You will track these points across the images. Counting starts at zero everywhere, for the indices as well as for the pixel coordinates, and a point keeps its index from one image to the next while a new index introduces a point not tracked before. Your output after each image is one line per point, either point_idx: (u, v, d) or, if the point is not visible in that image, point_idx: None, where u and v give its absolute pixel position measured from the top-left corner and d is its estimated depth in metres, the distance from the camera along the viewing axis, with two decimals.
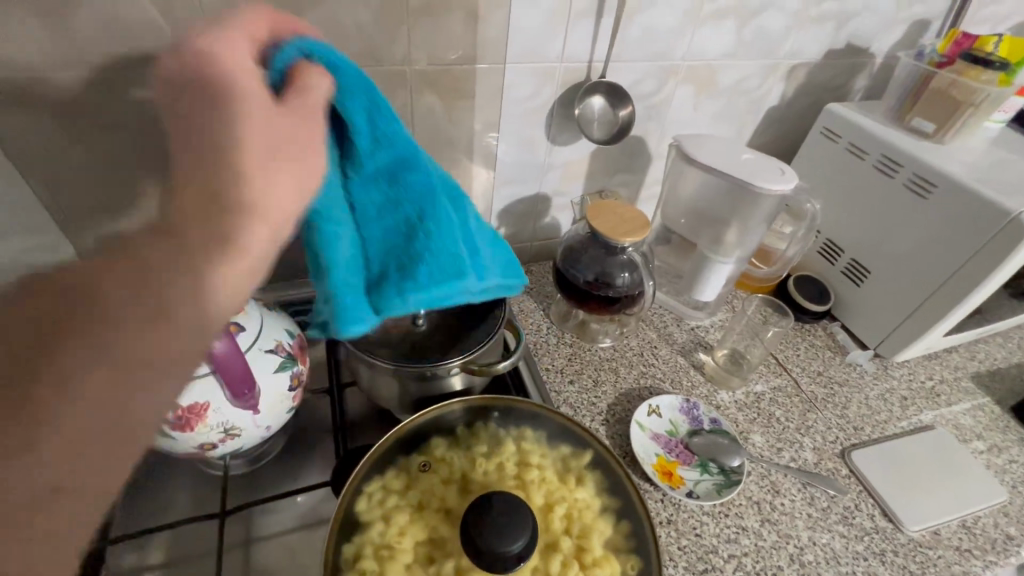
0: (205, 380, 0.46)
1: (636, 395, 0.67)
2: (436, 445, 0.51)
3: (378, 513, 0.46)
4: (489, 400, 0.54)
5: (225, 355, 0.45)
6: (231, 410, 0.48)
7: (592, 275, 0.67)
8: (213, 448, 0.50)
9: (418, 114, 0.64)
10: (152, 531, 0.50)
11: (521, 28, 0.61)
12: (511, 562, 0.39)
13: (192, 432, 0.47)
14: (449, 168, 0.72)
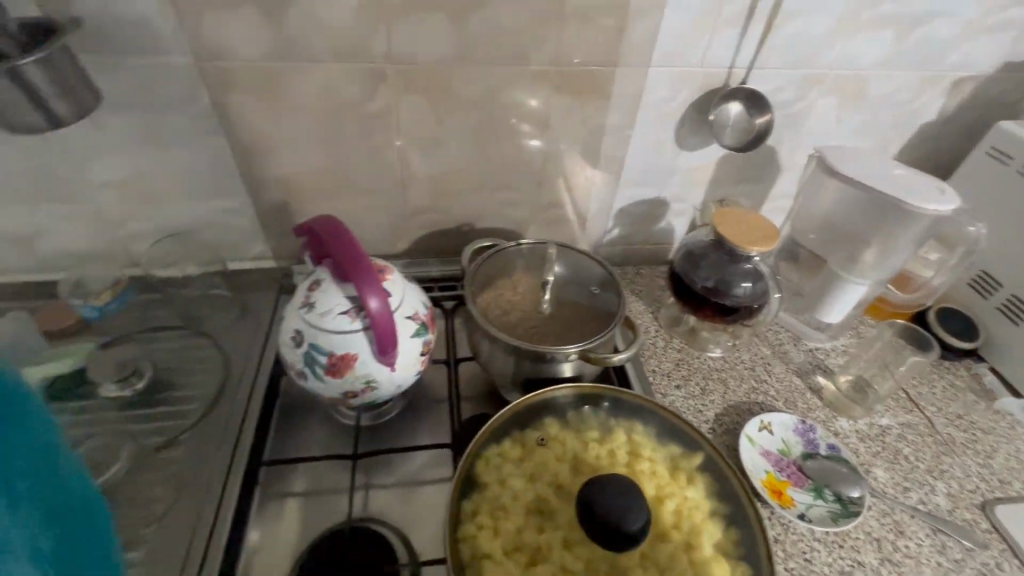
0: (357, 334, 0.52)
1: (746, 409, 0.65)
2: (549, 424, 0.53)
3: (494, 477, 0.49)
4: (601, 389, 0.56)
5: (377, 315, 0.49)
6: (375, 365, 0.54)
7: (711, 282, 0.67)
8: (353, 396, 0.56)
9: (553, 112, 0.68)
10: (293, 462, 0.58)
11: (666, 33, 0.62)
12: (626, 542, 0.40)
13: (341, 379, 0.54)
14: (574, 166, 0.74)
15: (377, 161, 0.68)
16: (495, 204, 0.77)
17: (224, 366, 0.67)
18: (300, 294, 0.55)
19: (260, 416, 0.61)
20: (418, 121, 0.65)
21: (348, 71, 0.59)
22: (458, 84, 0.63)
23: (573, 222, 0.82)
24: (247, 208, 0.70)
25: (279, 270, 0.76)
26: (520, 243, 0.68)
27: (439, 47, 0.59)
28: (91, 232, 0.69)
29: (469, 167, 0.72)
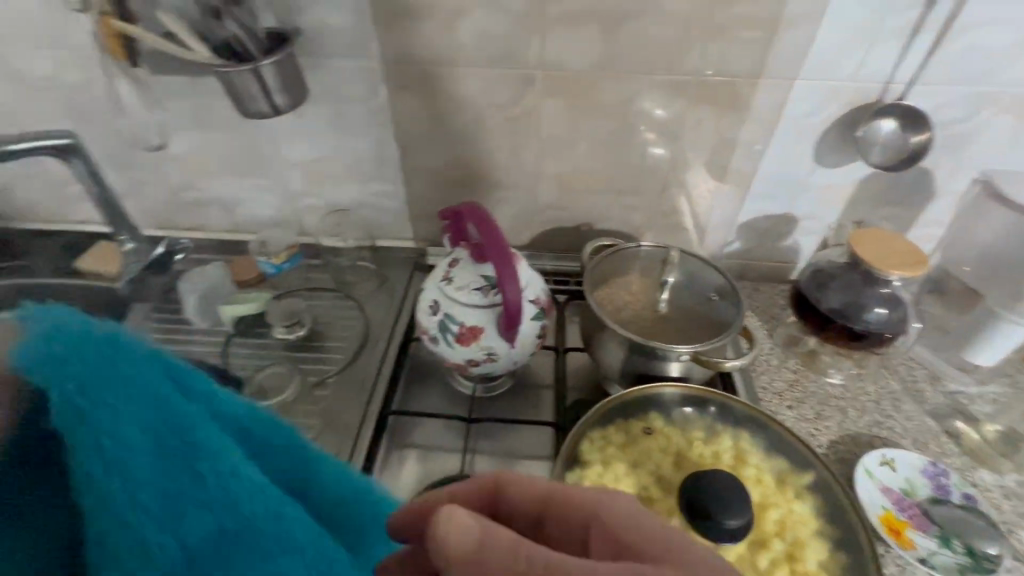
0: (487, 309, 0.59)
1: (865, 442, 0.62)
2: (654, 418, 0.55)
3: (597, 457, 0.52)
4: (707, 393, 0.56)
5: (510, 299, 0.55)
6: (497, 340, 0.60)
7: (839, 303, 0.64)
8: (475, 365, 0.62)
9: (688, 122, 0.70)
10: (417, 416, 0.65)
11: (819, 45, 0.62)
12: (724, 536, 0.43)
13: (467, 348, 0.60)
14: (701, 176, 0.75)
15: (514, 158, 0.75)
16: (617, 207, 0.80)
17: (365, 326, 0.77)
18: (441, 269, 0.63)
19: (393, 373, 0.70)
20: (558, 123, 0.71)
21: (504, 76, 0.66)
22: (600, 90, 0.67)
23: (692, 232, 0.82)
24: (398, 192, 0.80)
25: (415, 250, 0.86)
26: (641, 246, 0.71)
27: (587, 56, 0.64)
28: (277, 203, 0.83)
29: (597, 169, 0.76)
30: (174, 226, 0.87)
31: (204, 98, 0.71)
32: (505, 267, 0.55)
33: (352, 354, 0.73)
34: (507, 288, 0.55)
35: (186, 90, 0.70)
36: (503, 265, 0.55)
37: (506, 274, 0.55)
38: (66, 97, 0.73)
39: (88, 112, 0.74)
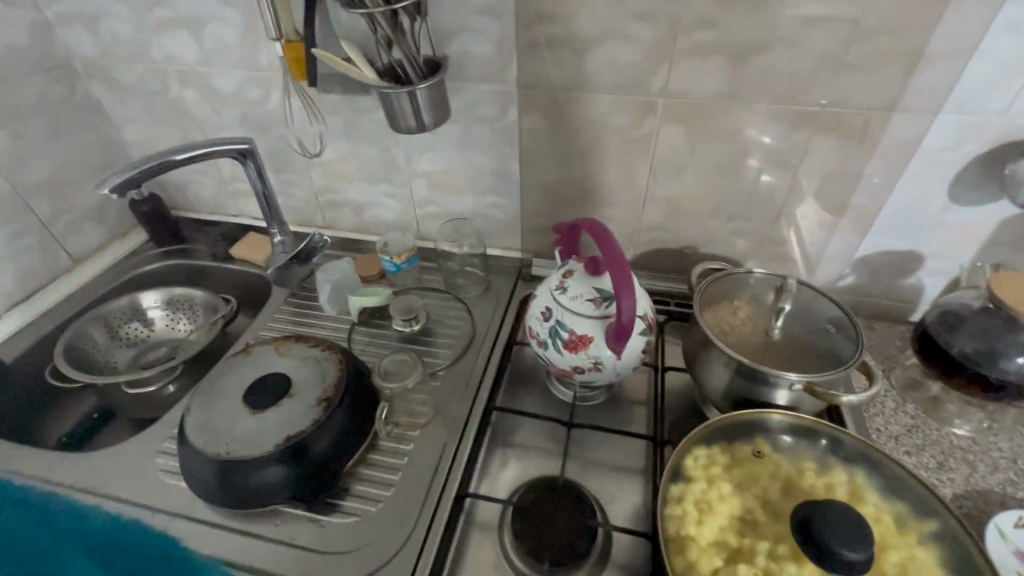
0: (597, 319, 0.62)
1: (996, 500, 0.57)
2: (761, 443, 0.55)
3: (701, 474, 0.53)
4: (819, 426, 0.56)
5: (624, 310, 0.58)
6: (605, 350, 0.63)
7: (973, 348, 0.61)
8: (579, 372, 0.65)
9: (809, 152, 0.70)
10: (518, 414, 0.69)
11: (965, 81, 0.60)
12: (843, 567, 0.42)
13: (575, 355, 0.64)
14: (818, 207, 0.74)
15: (627, 179, 0.78)
16: (724, 232, 0.80)
17: (471, 327, 0.83)
18: (555, 279, 0.67)
19: (498, 372, 0.75)
20: (674, 149, 0.73)
21: (627, 103, 0.70)
22: (719, 118, 0.69)
23: (802, 263, 0.81)
24: (512, 205, 0.86)
25: (520, 260, 0.91)
26: (751, 273, 0.71)
27: (711, 86, 0.66)
28: (401, 209, 0.92)
29: (708, 194, 0.77)
30: (311, 224, 0.99)
31: (355, 114, 0.81)
32: (622, 280, 0.58)
33: (460, 351, 0.79)
34: (621, 299, 0.58)
35: (342, 107, 0.81)
36: (620, 277, 0.58)
37: (622, 287, 0.58)
38: (244, 110, 0.86)
39: (259, 123, 0.87)
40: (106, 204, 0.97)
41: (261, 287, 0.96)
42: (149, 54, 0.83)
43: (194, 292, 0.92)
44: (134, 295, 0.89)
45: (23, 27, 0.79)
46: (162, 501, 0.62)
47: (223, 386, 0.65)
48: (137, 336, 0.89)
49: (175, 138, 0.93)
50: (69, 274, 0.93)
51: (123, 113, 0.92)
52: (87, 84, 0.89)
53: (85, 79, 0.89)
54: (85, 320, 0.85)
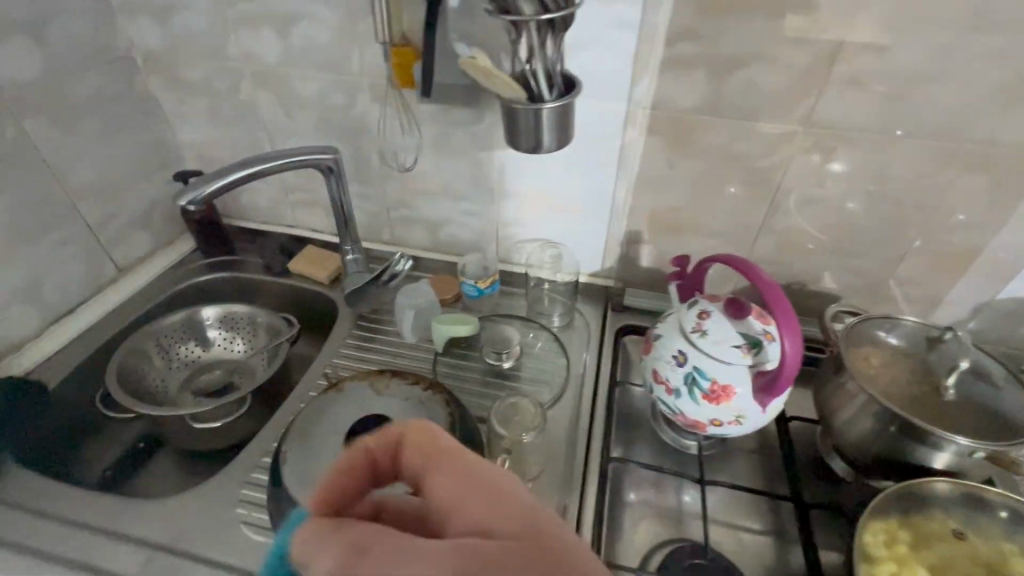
0: (745, 368, 0.56)
1: None
2: (936, 516, 0.51)
3: (884, 553, 0.47)
4: (1003, 496, 0.50)
5: (788, 363, 0.52)
6: (751, 402, 0.57)
7: None
8: (715, 425, 0.60)
9: (954, 192, 0.65)
10: (637, 465, 0.63)
11: None
12: None
13: (716, 406, 0.58)
14: (951, 248, 0.70)
15: (745, 209, 0.73)
16: (841, 269, 0.76)
17: (566, 361, 0.77)
18: (687, 320, 0.61)
19: (607, 415, 0.68)
20: (803, 181, 0.69)
21: (762, 130, 0.65)
22: (862, 151, 0.64)
23: (922, 303, 0.76)
24: (611, 231, 0.80)
25: (611, 288, 0.86)
26: (902, 321, 0.65)
27: (861, 117, 0.62)
28: (483, 229, 0.86)
29: (831, 230, 0.72)
30: (380, 239, 0.92)
31: (449, 128, 0.75)
32: (788, 328, 0.52)
33: (560, 389, 0.73)
34: (786, 350, 0.52)
35: (436, 118, 0.74)
36: (785, 324, 0.52)
37: (788, 337, 0.52)
38: (324, 116, 0.79)
39: (337, 131, 0.80)
40: (155, 210, 0.88)
41: (325, 306, 0.89)
42: (224, 50, 0.76)
43: (253, 312, 0.83)
44: (189, 311, 0.81)
45: (87, 14, 0.72)
46: (252, 560, 0.55)
47: (323, 428, 0.58)
48: (192, 357, 0.81)
49: (238, 143, 0.86)
50: (113, 286, 0.84)
51: (182, 112, 0.84)
52: (147, 79, 0.81)
53: (144, 74, 0.81)
54: (136, 340, 0.77)
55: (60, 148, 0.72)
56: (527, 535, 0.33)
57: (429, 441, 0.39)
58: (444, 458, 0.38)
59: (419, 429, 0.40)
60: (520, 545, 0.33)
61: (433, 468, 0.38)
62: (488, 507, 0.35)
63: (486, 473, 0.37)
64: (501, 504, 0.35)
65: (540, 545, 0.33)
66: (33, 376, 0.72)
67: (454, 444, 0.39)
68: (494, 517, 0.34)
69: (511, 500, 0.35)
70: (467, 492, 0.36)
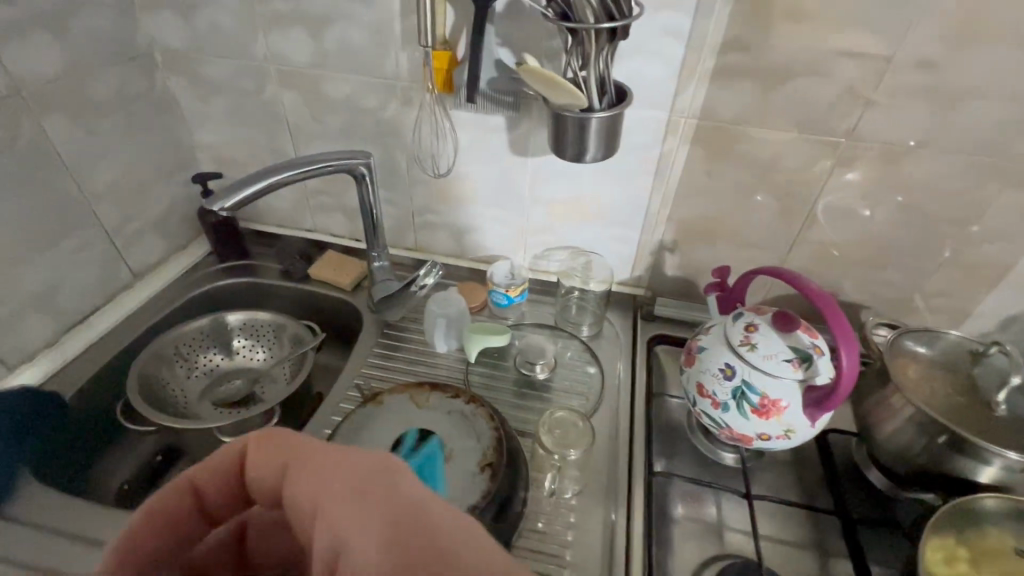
0: (796, 382, 0.56)
1: None
2: (988, 533, 0.51)
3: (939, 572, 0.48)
4: None
5: (845, 377, 0.52)
6: (799, 417, 0.57)
7: None
8: (762, 440, 0.59)
9: (993, 206, 0.65)
10: (682, 479, 0.62)
11: None
12: None
13: (764, 421, 0.57)
14: (985, 262, 0.70)
15: (781, 220, 0.73)
16: (874, 281, 0.76)
17: (600, 372, 0.76)
18: (733, 333, 0.60)
19: (648, 428, 0.67)
20: (843, 192, 0.69)
21: (804, 142, 0.65)
22: (903, 165, 0.65)
23: (953, 316, 0.77)
24: (644, 239, 0.80)
25: (641, 297, 0.85)
26: (945, 334, 0.65)
27: (905, 130, 0.62)
28: (512, 236, 0.84)
29: (867, 242, 0.73)
30: (404, 245, 0.91)
31: (484, 133, 0.73)
32: (846, 340, 0.51)
33: (596, 401, 0.72)
34: (843, 362, 0.51)
35: (470, 124, 0.73)
36: (843, 336, 0.51)
37: (846, 349, 0.51)
38: (352, 119, 0.77)
39: (366, 134, 0.78)
40: (171, 212, 0.85)
41: (347, 313, 0.87)
42: (251, 49, 0.73)
43: (274, 320, 0.80)
44: (208, 319, 0.79)
45: (110, 8, 0.69)
46: None
47: (365, 446, 0.57)
48: (212, 367, 0.79)
49: (259, 144, 0.83)
50: (128, 291, 0.81)
51: (202, 112, 0.82)
52: (167, 78, 0.79)
53: (164, 71, 0.78)
54: (154, 350, 0.74)
55: (79, 147, 0.69)
56: (364, 500, 0.33)
57: (256, 443, 0.38)
58: (273, 456, 0.37)
59: (245, 439, 0.38)
60: (356, 509, 0.32)
61: (266, 470, 0.37)
62: (326, 485, 0.34)
63: (313, 460, 0.36)
64: (357, 486, 0.34)
65: (379, 509, 0.32)
66: (48, 386, 0.69)
67: (285, 438, 0.38)
68: (349, 518, 0.32)
69: (346, 473, 0.34)
70: (299, 480, 0.35)
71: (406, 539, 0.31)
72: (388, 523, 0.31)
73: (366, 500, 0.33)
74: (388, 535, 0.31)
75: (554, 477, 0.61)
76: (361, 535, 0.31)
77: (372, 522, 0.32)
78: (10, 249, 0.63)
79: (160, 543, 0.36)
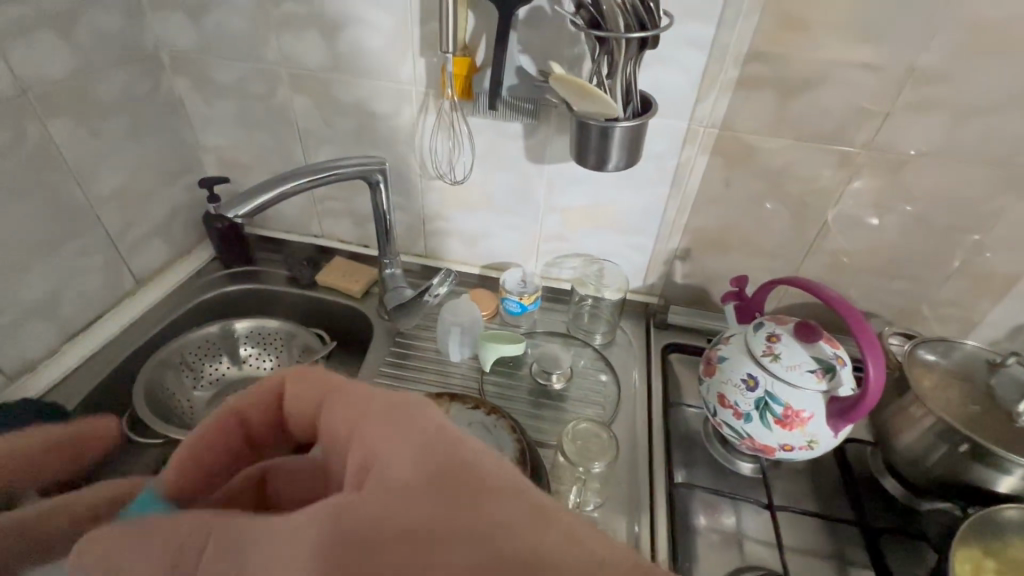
0: (820, 393, 0.56)
1: None
2: (1013, 545, 0.51)
3: None
4: None
5: (871, 389, 0.52)
6: (822, 428, 0.57)
7: None
8: (784, 450, 0.59)
9: (1005, 218, 0.66)
10: (703, 490, 0.62)
11: None
12: None
13: (787, 432, 0.57)
14: (995, 272, 0.71)
15: (795, 230, 0.73)
16: (885, 290, 0.77)
17: (615, 381, 0.75)
18: (755, 343, 0.60)
19: (667, 438, 0.67)
20: (858, 201, 0.69)
21: (821, 152, 0.66)
22: (918, 176, 0.65)
23: (962, 325, 0.77)
24: (657, 248, 0.80)
25: (652, 305, 0.85)
26: (961, 344, 0.66)
27: (922, 142, 0.62)
28: (523, 243, 0.83)
29: (879, 251, 0.73)
30: (413, 251, 0.89)
31: (499, 140, 0.73)
32: (873, 351, 0.52)
33: (612, 410, 0.71)
34: (870, 374, 0.52)
35: (486, 130, 0.72)
36: (869, 347, 0.52)
37: (873, 360, 0.51)
38: (364, 124, 0.76)
39: (377, 139, 0.77)
40: (174, 217, 0.83)
41: (355, 321, 0.85)
42: (262, 52, 0.72)
43: (283, 328, 0.79)
44: (215, 327, 0.77)
45: (117, 8, 0.67)
46: None
47: None
48: (218, 376, 0.77)
49: (267, 148, 0.82)
50: (130, 298, 0.79)
51: (208, 115, 0.80)
52: (173, 79, 0.77)
53: (170, 73, 0.76)
54: (159, 358, 0.73)
55: (83, 151, 0.66)
56: (400, 423, 0.33)
57: (296, 380, 0.39)
58: (313, 392, 0.38)
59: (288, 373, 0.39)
60: (395, 433, 0.33)
61: (306, 402, 0.38)
62: (364, 414, 0.35)
63: (354, 392, 0.37)
64: (395, 409, 0.34)
65: (420, 434, 0.32)
66: (49, 398, 0.66)
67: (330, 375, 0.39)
68: (382, 440, 0.32)
69: (387, 400, 0.35)
70: (343, 409, 0.36)
71: (448, 462, 0.31)
72: (429, 447, 0.32)
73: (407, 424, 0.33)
74: (430, 456, 0.31)
75: (578, 489, 0.60)
76: (399, 453, 0.32)
77: (406, 446, 0.32)
78: (12, 257, 0.61)
79: (210, 460, 0.37)
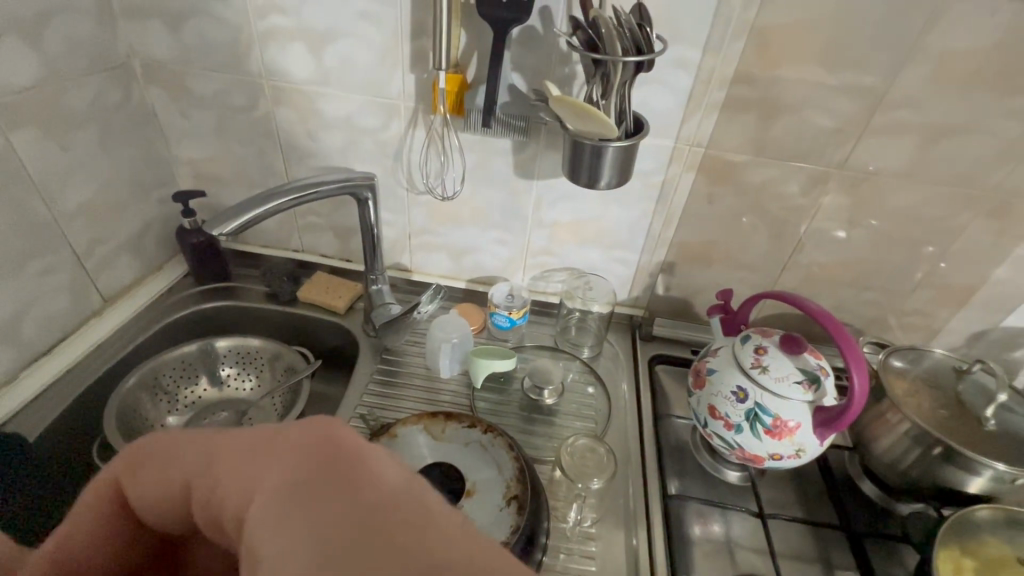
0: (806, 404, 0.58)
1: None
2: (986, 543, 0.55)
3: None
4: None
5: (856, 398, 0.54)
6: (807, 437, 0.59)
7: None
8: (772, 459, 0.61)
9: (965, 232, 0.71)
10: (694, 500, 0.63)
11: None
12: None
13: (776, 442, 0.59)
14: (956, 283, 0.76)
15: (775, 245, 0.76)
16: (856, 301, 0.81)
17: (605, 394, 0.76)
18: (744, 355, 0.62)
19: (659, 450, 0.68)
20: (834, 217, 0.72)
21: (798, 170, 0.69)
22: (885, 196, 0.69)
23: (926, 334, 0.82)
24: (642, 261, 0.81)
25: (637, 317, 0.87)
26: (930, 352, 0.70)
27: (891, 162, 0.66)
28: (511, 257, 0.83)
29: (852, 265, 0.77)
30: (398, 265, 0.88)
31: (488, 155, 0.73)
32: (859, 360, 0.54)
33: (604, 423, 0.72)
34: (857, 383, 0.54)
35: (473, 146, 0.72)
36: (855, 357, 0.54)
37: (858, 369, 0.54)
38: (352, 139, 0.74)
39: (364, 154, 0.75)
40: (146, 232, 0.80)
41: (339, 336, 0.83)
42: (245, 64, 0.70)
43: (266, 346, 0.76)
44: (193, 348, 0.74)
45: (89, 15, 0.64)
46: None
47: None
48: (197, 398, 0.74)
49: (246, 159, 0.79)
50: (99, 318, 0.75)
51: (184, 126, 0.77)
52: (146, 89, 0.74)
53: (144, 83, 0.73)
54: (133, 382, 0.69)
55: (50, 164, 0.63)
56: (297, 478, 0.24)
57: (129, 476, 0.30)
58: (153, 479, 0.29)
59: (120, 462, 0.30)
60: (284, 514, 0.23)
61: (148, 496, 0.29)
62: (240, 494, 0.25)
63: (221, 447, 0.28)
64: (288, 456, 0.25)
65: (318, 498, 0.23)
66: (10, 427, 0.62)
67: (159, 446, 0.30)
68: (276, 502, 0.24)
69: (267, 456, 0.26)
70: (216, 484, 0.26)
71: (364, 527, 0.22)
72: (333, 527, 0.22)
73: (301, 500, 0.24)
74: (333, 540, 0.22)
75: (578, 506, 0.61)
76: (289, 543, 0.22)
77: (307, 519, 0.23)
78: None
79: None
